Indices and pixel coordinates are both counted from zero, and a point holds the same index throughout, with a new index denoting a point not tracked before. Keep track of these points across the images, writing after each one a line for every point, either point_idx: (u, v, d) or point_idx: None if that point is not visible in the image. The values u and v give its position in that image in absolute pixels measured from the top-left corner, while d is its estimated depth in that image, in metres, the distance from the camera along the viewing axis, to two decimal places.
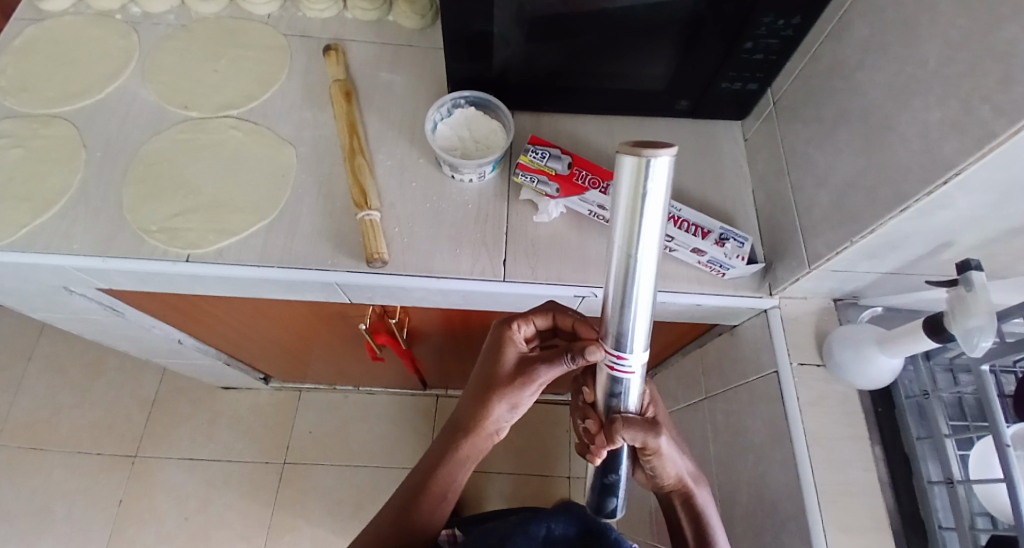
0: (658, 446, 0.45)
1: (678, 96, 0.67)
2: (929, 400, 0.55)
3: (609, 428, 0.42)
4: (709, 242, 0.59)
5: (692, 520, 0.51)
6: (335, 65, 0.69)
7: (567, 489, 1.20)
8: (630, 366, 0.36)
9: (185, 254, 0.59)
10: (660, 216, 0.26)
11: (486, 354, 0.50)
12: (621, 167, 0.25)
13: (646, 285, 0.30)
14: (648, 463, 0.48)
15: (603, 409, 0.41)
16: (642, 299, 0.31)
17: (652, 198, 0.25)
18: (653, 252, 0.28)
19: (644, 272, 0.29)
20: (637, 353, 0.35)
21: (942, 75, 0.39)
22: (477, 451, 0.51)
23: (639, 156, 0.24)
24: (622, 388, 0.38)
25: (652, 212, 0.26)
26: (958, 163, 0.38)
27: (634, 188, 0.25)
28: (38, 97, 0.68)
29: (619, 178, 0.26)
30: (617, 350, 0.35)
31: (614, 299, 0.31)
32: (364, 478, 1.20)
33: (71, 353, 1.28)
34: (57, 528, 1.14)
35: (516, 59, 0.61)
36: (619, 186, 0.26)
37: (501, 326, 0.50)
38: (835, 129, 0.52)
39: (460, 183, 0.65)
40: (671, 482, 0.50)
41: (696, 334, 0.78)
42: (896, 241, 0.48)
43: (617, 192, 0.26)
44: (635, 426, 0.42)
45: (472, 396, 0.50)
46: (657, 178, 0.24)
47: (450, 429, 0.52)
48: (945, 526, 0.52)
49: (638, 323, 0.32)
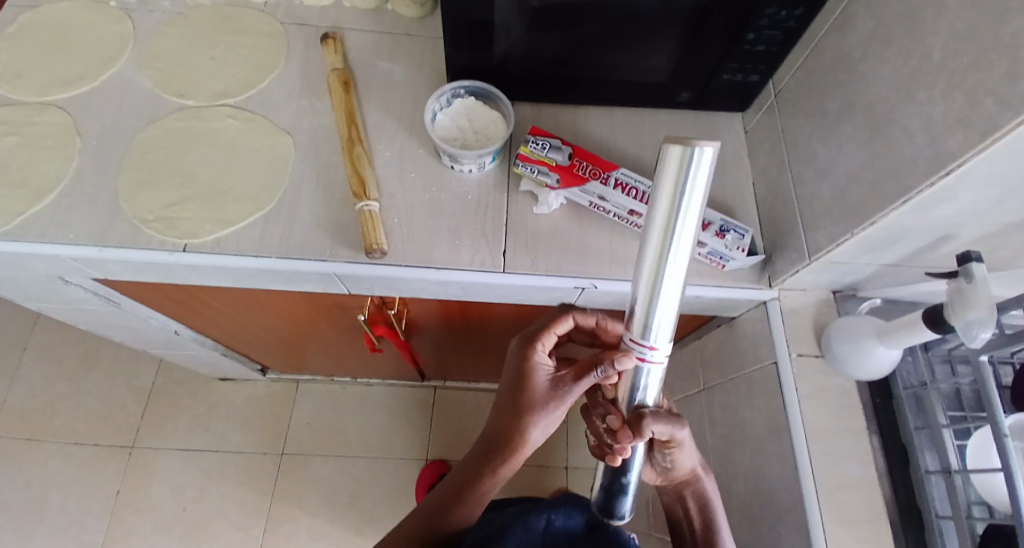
0: (681, 439, 0.46)
1: (679, 87, 0.66)
2: (927, 391, 0.55)
3: (639, 422, 0.43)
4: (710, 234, 0.59)
5: (702, 513, 0.51)
6: (333, 53, 0.68)
7: (564, 480, 1.20)
8: (655, 358, 0.38)
9: (183, 244, 0.58)
10: (697, 206, 0.30)
11: (511, 374, 0.51)
12: (666, 160, 0.29)
13: (677, 273, 0.33)
14: (665, 454, 0.49)
15: (630, 403, 0.43)
16: (673, 287, 0.34)
17: (693, 186, 0.29)
18: (687, 242, 0.32)
19: (678, 259, 0.32)
20: (663, 343, 0.37)
21: (948, 68, 0.39)
22: (507, 472, 0.50)
23: (686, 147, 0.28)
24: (645, 381, 0.41)
25: (691, 201, 0.30)
26: (962, 155, 0.37)
27: (677, 178, 0.29)
28: (33, 84, 0.67)
29: (663, 171, 0.30)
30: (645, 340, 0.37)
31: (646, 287, 0.34)
32: (362, 469, 1.20)
33: (66, 343, 1.28)
34: (54, 518, 1.14)
35: (517, 49, 0.60)
36: (661, 178, 0.30)
37: (525, 343, 0.51)
38: (837, 122, 0.52)
39: (460, 174, 0.64)
40: (683, 474, 0.51)
41: (695, 326, 0.78)
42: (897, 234, 0.48)
43: (660, 183, 0.30)
44: (663, 419, 0.43)
45: (501, 416, 0.49)
46: (698, 170, 0.29)
47: (479, 450, 0.50)
48: (942, 515, 0.53)
49: (665, 312, 0.35)
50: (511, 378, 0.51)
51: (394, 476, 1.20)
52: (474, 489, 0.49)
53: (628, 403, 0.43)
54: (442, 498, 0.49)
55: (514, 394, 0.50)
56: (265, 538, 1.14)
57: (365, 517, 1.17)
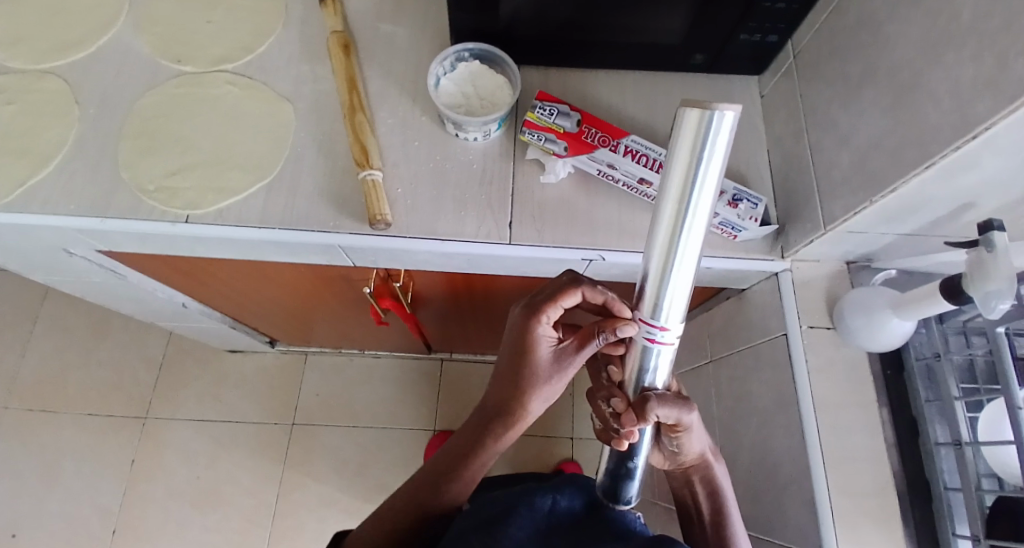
0: (689, 423, 0.44)
1: (694, 49, 0.63)
2: (941, 362, 0.54)
3: (642, 405, 0.41)
4: (722, 204, 0.57)
5: (709, 496, 0.51)
6: (333, 15, 0.66)
7: (570, 450, 1.22)
8: (666, 339, 0.36)
9: (184, 214, 0.57)
10: (715, 177, 0.28)
11: (511, 341, 0.49)
12: (682, 126, 0.27)
13: (692, 247, 0.31)
14: (673, 440, 0.48)
15: (634, 385, 0.42)
16: (687, 261, 0.31)
17: (710, 155, 0.27)
18: (703, 215, 0.29)
19: (693, 233, 0.30)
20: (675, 324, 0.35)
21: (979, 26, 0.37)
22: (509, 437, 0.51)
23: (704, 111, 0.26)
24: (654, 363, 0.39)
25: (709, 171, 0.27)
26: (989, 119, 0.36)
27: (693, 147, 0.27)
28: (27, 51, 0.65)
29: (677, 138, 0.27)
30: (655, 320, 0.35)
31: (658, 261, 0.32)
32: (370, 439, 1.22)
33: (77, 315, 1.29)
34: (71, 484, 1.17)
35: (523, 9, 0.58)
36: (676, 146, 0.27)
37: (528, 314, 0.48)
38: (860, 84, 0.49)
39: (465, 142, 0.62)
40: (692, 459, 0.50)
41: (704, 298, 0.77)
42: (917, 202, 0.46)
43: (675, 150, 0.27)
44: (669, 403, 0.41)
45: (501, 383, 0.50)
46: (718, 137, 0.26)
47: (478, 416, 0.52)
48: (951, 487, 0.52)
49: (679, 288, 0.33)
50: (512, 347, 0.49)
51: (402, 446, 1.22)
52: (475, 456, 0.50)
53: (635, 386, 0.42)
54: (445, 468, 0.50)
55: (514, 364, 0.49)
56: (277, 505, 1.17)
57: (373, 485, 1.19)
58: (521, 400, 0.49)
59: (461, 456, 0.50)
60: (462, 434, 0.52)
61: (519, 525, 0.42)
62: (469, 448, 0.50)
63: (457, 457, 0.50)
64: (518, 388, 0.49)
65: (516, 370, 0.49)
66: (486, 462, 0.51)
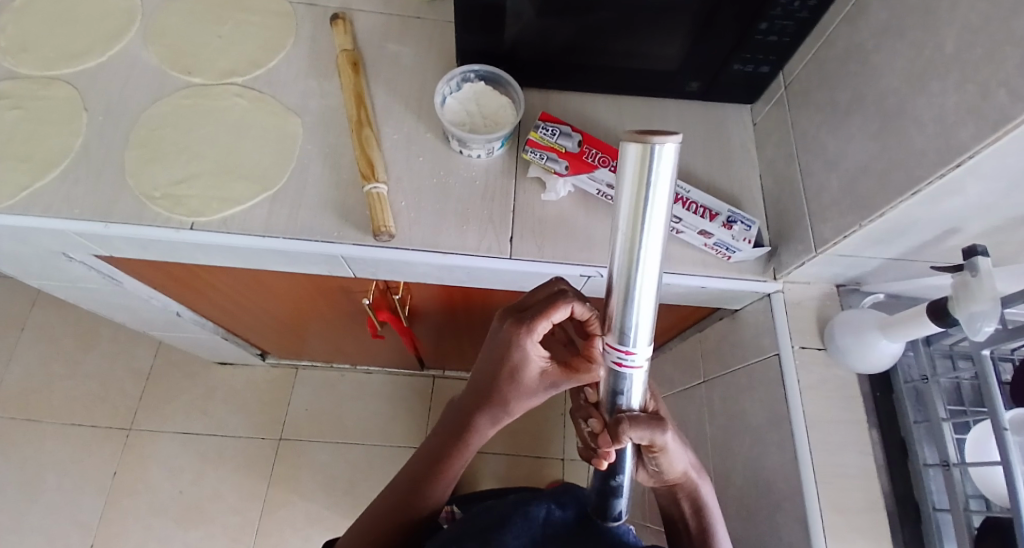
0: (664, 443, 0.43)
1: (689, 77, 0.66)
2: (928, 385, 0.56)
3: (614, 428, 0.40)
4: (717, 225, 0.58)
5: (695, 513, 0.52)
6: (342, 34, 0.68)
7: (561, 470, 1.21)
8: (636, 362, 0.34)
9: (189, 222, 0.58)
10: (663, 207, 0.27)
11: (497, 353, 0.47)
12: (626, 157, 0.26)
13: (650, 274, 0.29)
14: (653, 459, 0.47)
15: (607, 408, 0.40)
16: (647, 289, 0.30)
17: (657, 185, 0.26)
18: (657, 242, 0.28)
19: (649, 260, 0.29)
20: (643, 347, 0.33)
21: (961, 60, 0.39)
22: (484, 437, 0.53)
23: (646, 143, 0.24)
24: (628, 385, 0.37)
25: (656, 200, 0.26)
26: (972, 146, 0.38)
27: (639, 175, 0.25)
28: (39, 58, 0.66)
29: (623, 169, 0.26)
30: (622, 344, 0.33)
31: (619, 289, 0.30)
32: (359, 455, 1.21)
33: (65, 323, 1.27)
34: (49, 496, 1.14)
35: (526, 34, 0.60)
36: (623, 176, 0.26)
37: (513, 329, 0.45)
38: (848, 114, 0.52)
39: (468, 159, 0.64)
40: (676, 477, 0.49)
41: (697, 319, 0.78)
42: (904, 227, 0.48)
43: (622, 181, 0.26)
44: (642, 424, 0.40)
45: (482, 388, 0.50)
46: (663, 165, 0.25)
47: (457, 416, 0.53)
48: (939, 508, 0.53)
49: (643, 315, 0.31)
50: (495, 359, 0.47)
51: (391, 463, 1.20)
52: (452, 455, 0.52)
53: (609, 407, 0.40)
54: (424, 465, 0.53)
55: (495, 377, 0.48)
56: (261, 522, 1.15)
57: (361, 502, 1.17)
58: (504, 412, 0.50)
59: (436, 461, 0.53)
60: (440, 429, 0.54)
61: (516, 534, 0.44)
62: (444, 456, 0.53)
63: (437, 463, 0.53)
64: (497, 395, 0.49)
65: (497, 383, 0.48)
66: (463, 463, 0.54)
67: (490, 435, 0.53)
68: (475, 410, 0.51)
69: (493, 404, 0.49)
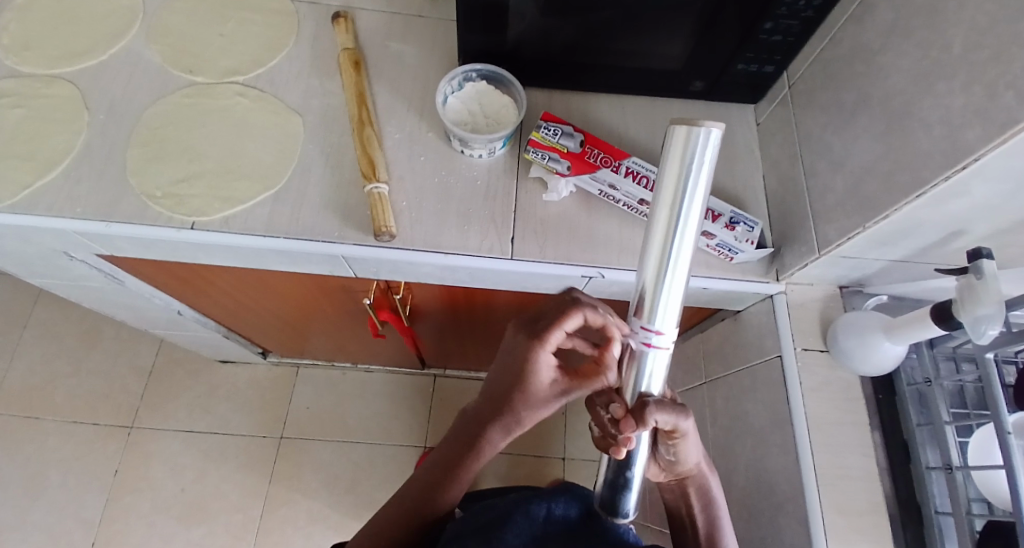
0: (685, 430, 0.43)
1: (693, 77, 0.66)
2: (931, 388, 0.55)
3: (642, 410, 0.38)
4: (720, 226, 0.58)
5: (705, 509, 0.51)
6: (344, 32, 0.68)
7: (562, 469, 1.21)
8: (661, 344, 0.34)
9: (190, 221, 0.58)
10: (703, 191, 0.29)
11: (512, 362, 0.49)
12: (672, 142, 0.29)
13: (684, 259, 0.31)
14: (670, 448, 0.47)
15: (632, 391, 0.38)
16: (678, 274, 0.31)
17: (699, 166, 0.28)
18: (693, 225, 0.30)
19: (685, 243, 0.30)
20: (670, 328, 0.33)
21: (967, 61, 0.39)
22: (494, 449, 0.52)
23: (693, 128, 0.28)
24: (652, 366, 0.37)
25: (698, 180, 0.28)
26: (978, 148, 0.37)
27: (683, 156, 0.28)
28: (41, 56, 0.66)
29: (668, 153, 0.29)
30: (652, 324, 0.33)
31: (651, 271, 0.31)
32: (361, 453, 1.21)
33: (67, 321, 1.28)
34: (51, 493, 1.14)
35: (530, 33, 0.60)
36: (667, 160, 0.29)
37: (530, 336, 0.48)
38: (853, 114, 0.51)
39: (470, 158, 0.64)
40: (688, 469, 0.50)
41: (699, 319, 0.78)
42: (909, 229, 0.48)
43: (666, 163, 0.29)
44: (667, 408, 0.39)
45: (496, 399, 0.51)
46: (707, 150, 0.28)
47: (467, 428, 0.52)
48: (941, 511, 0.53)
49: (671, 300, 0.32)
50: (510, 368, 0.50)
51: (393, 461, 1.20)
52: (461, 468, 0.51)
53: (633, 389, 0.39)
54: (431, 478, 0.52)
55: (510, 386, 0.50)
56: (262, 520, 1.15)
57: (362, 500, 1.17)
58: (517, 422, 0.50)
59: (445, 473, 0.51)
60: (448, 443, 0.53)
61: (517, 532, 0.43)
62: (454, 467, 0.51)
63: (446, 475, 0.51)
64: (511, 404, 0.50)
65: (512, 392, 0.49)
66: (472, 477, 0.52)
67: (500, 448, 0.52)
68: (486, 420, 0.50)
69: (506, 414, 0.50)
